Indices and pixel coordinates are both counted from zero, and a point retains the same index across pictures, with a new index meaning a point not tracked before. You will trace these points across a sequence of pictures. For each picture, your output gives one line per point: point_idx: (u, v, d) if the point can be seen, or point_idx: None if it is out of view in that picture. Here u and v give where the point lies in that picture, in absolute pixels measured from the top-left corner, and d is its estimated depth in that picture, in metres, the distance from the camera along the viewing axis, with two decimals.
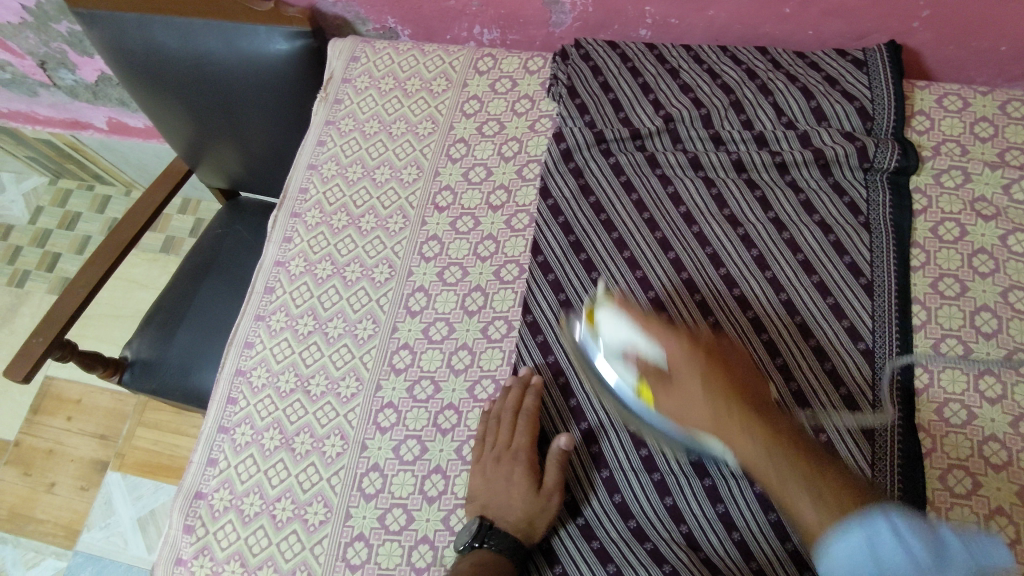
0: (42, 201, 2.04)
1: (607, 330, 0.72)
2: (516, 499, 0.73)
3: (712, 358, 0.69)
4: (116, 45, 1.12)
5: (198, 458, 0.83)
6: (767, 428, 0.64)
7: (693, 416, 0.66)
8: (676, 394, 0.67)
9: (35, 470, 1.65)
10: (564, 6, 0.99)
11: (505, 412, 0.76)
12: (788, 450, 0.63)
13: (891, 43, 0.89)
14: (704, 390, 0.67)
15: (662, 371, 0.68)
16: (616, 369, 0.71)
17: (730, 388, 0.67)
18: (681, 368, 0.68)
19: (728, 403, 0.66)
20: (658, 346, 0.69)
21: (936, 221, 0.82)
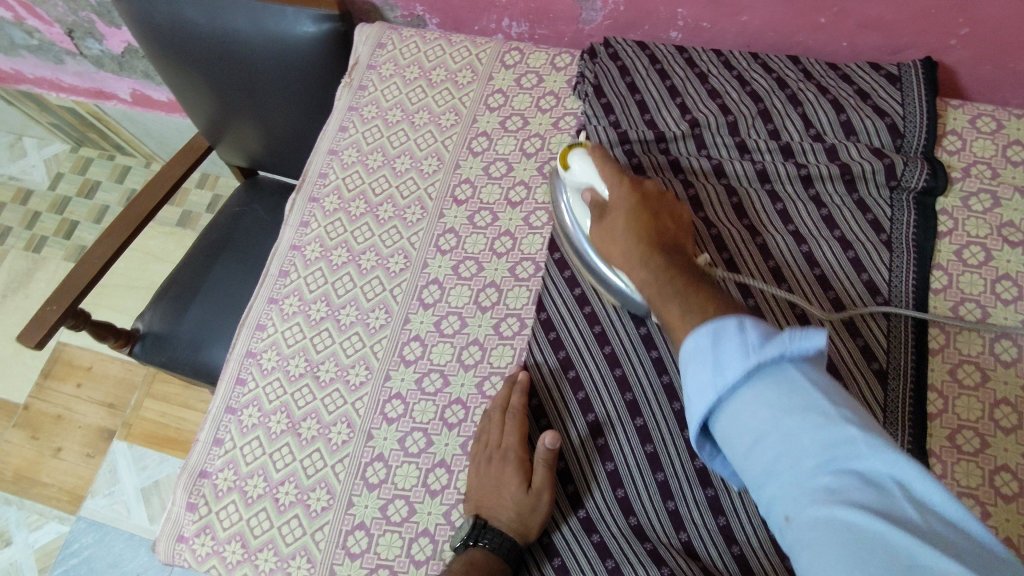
0: (63, 168, 2.05)
1: (577, 173, 0.77)
2: (505, 499, 0.71)
3: (650, 213, 0.71)
4: (144, 18, 1.11)
5: (205, 437, 0.84)
6: (669, 265, 0.65)
7: (620, 257, 0.71)
8: (607, 230, 0.72)
9: (43, 434, 1.67)
10: (595, 3, 0.98)
11: (494, 410, 0.77)
12: (687, 292, 0.61)
13: (927, 60, 0.87)
14: (632, 229, 0.70)
15: (604, 211, 0.74)
16: (582, 209, 0.78)
17: (654, 226, 0.70)
18: (617, 208, 0.72)
19: (648, 254, 0.67)
20: (606, 189, 0.74)
21: (961, 244, 0.81)
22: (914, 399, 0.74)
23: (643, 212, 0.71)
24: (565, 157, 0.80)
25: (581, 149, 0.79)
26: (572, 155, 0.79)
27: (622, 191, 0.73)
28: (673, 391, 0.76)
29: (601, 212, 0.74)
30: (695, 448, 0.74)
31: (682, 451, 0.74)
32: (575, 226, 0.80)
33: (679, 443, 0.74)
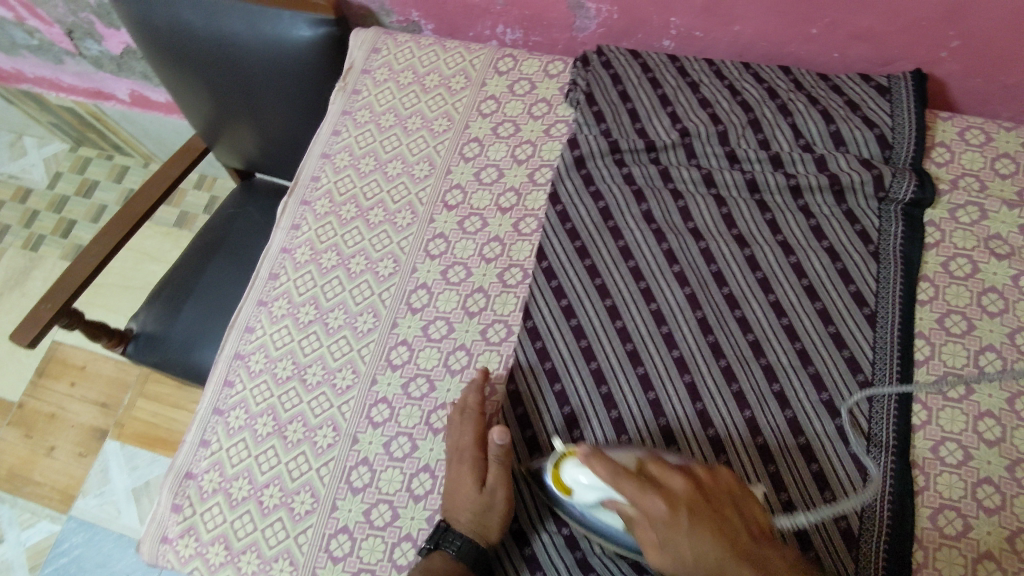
0: (62, 167, 2.06)
1: (580, 493, 0.66)
2: (462, 498, 0.72)
3: (700, 499, 0.61)
4: (141, 20, 1.12)
5: (191, 438, 0.84)
6: (739, 557, 0.59)
7: (693, 565, 0.60)
8: (670, 543, 0.60)
9: (36, 432, 1.67)
10: (589, 11, 0.99)
11: (457, 410, 0.77)
12: (764, 572, 0.59)
13: (917, 72, 0.88)
14: (694, 544, 0.59)
15: (636, 522, 0.62)
16: (593, 503, 0.66)
17: (703, 508, 0.61)
18: (671, 540, 0.60)
19: (715, 555, 0.59)
20: (630, 497, 0.61)
21: (948, 256, 0.81)
22: (897, 416, 0.73)
23: (679, 478, 0.62)
24: (556, 472, 0.69)
25: (570, 458, 0.68)
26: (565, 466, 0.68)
27: (632, 487, 0.61)
28: (659, 407, 0.77)
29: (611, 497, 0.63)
30: None
31: None
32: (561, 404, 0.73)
33: None
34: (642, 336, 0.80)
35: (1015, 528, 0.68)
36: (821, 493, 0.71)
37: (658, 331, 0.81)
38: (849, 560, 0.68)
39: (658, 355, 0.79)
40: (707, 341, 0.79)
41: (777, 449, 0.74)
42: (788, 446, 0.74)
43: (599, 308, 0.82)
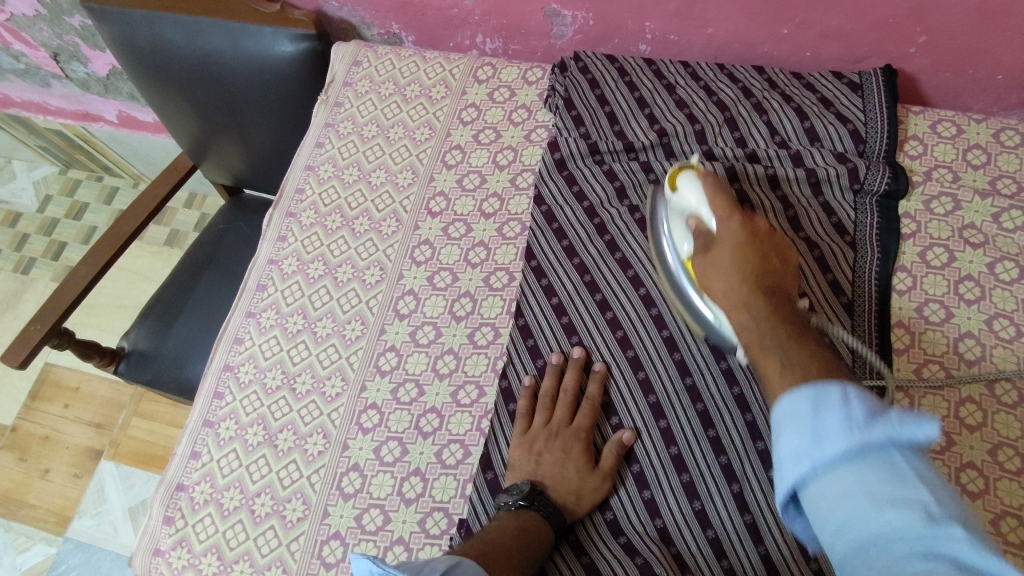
0: (52, 190, 2.06)
1: (681, 196, 0.76)
2: (569, 475, 0.74)
3: (761, 248, 0.67)
4: (126, 40, 1.14)
5: (182, 451, 0.84)
6: (774, 313, 0.62)
7: (721, 289, 0.67)
8: (711, 261, 0.69)
9: (30, 455, 1.67)
10: (565, 18, 1.00)
11: (564, 393, 0.79)
12: (795, 343, 0.57)
13: (887, 68, 0.89)
14: (738, 269, 0.66)
15: (709, 241, 0.70)
16: (681, 239, 0.75)
17: (756, 252, 0.67)
18: (723, 241, 0.69)
19: (742, 295, 0.65)
20: (713, 213, 0.71)
21: (924, 246, 0.82)
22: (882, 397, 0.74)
23: (764, 225, 0.69)
24: (674, 177, 0.78)
25: (690, 171, 0.76)
26: (680, 178, 0.77)
27: (735, 229, 0.68)
28: (649, 386, 0.79)
29: (705, 247, 0.71)
30: (669, 436, 0.76)
31: (656, 441, 0.76)
32: (674, 253, 0.76)
33: (654, 434, 0.77)
34: (632, 322, 0.82)
35: (999, 511, 0.69)
36: None
37: (647, 314, 0.82)
38: None
39: (648, 341, 0.81)
40: None
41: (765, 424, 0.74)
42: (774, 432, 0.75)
43: (589, 302, 0.84)
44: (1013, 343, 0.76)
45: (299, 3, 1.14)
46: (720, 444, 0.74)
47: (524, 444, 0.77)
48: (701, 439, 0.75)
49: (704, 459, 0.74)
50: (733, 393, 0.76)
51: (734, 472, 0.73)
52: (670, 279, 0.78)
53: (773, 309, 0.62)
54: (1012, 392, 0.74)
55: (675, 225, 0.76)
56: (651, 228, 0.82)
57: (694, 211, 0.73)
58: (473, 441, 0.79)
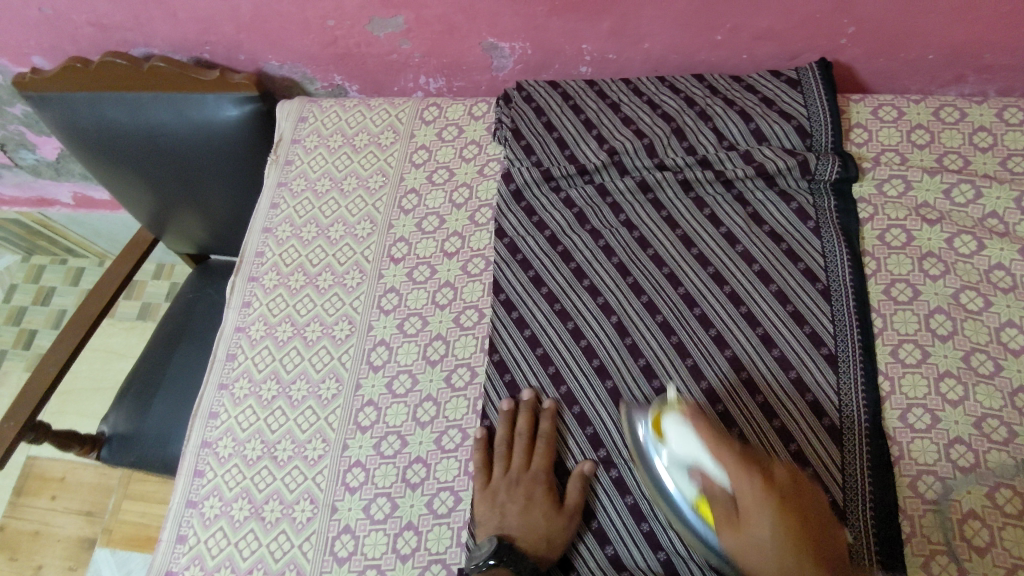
0: (16, 279, 2.02)
1: (674, 444, 0.66)
2: (536, 523, 0.73)
3: (782, 494, 0.60)
4: (69, 123, 1.13)
5: (168, 536, 0.82)
6: (793, 529, 0.59)
7: (741, 545, 0.61)
8: (740, 533, 0.61)
9: (21, 554, 1.61)
10: (504, 50, 1.01)
11: (519, 438, 0.78)
12: (796, 546, 0.58)
13: (821, 61, 0.91)
14: (784, 538, 0.58)
15: (733, 508, 0.62)
16: (677, 473, 0.67)
17: (795, 513, 0.60)
18: (750, 511, 0.60)
19: (790, 557, 0.58)
20: (722, 469, 0.62)
21: (882, 228, 0.83)
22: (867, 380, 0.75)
23: (783, 473, 0.62)
24: (658, 419, 0.70)
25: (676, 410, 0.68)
26: (666, 423, 0.68)
27: (757, 489, 0.60)
28: None
29: (728, 512, 0.62)
30: None
31: None
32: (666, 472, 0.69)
33: None
34: (607, 348, 0.82)
35: (993, 484, 0.69)
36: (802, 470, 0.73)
37: (622, 343, 0.82)
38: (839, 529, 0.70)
39: (624, 366, 0.80)
40: (672, 343, 0.81)
41: (754, 434, 0.75)
42: (761, 426, 0.75)
43: (562, 331, 0.84)
44: (982, 314, 0.77)
45: (239, 67, 1.13)
46: None
47: (485, 497, 0.75)
48: None
49: None
50: (717, 409, 0.77)
51: None
52: (636, 446, 0.74)
53: (805, 521, 0.60)
54: (988, 363, 0.74)
55: (671, 471, 0.68)
56: (626, 407, 0.77)
57: (694, 462, 0.65)
58: (462, 486, 0.78)
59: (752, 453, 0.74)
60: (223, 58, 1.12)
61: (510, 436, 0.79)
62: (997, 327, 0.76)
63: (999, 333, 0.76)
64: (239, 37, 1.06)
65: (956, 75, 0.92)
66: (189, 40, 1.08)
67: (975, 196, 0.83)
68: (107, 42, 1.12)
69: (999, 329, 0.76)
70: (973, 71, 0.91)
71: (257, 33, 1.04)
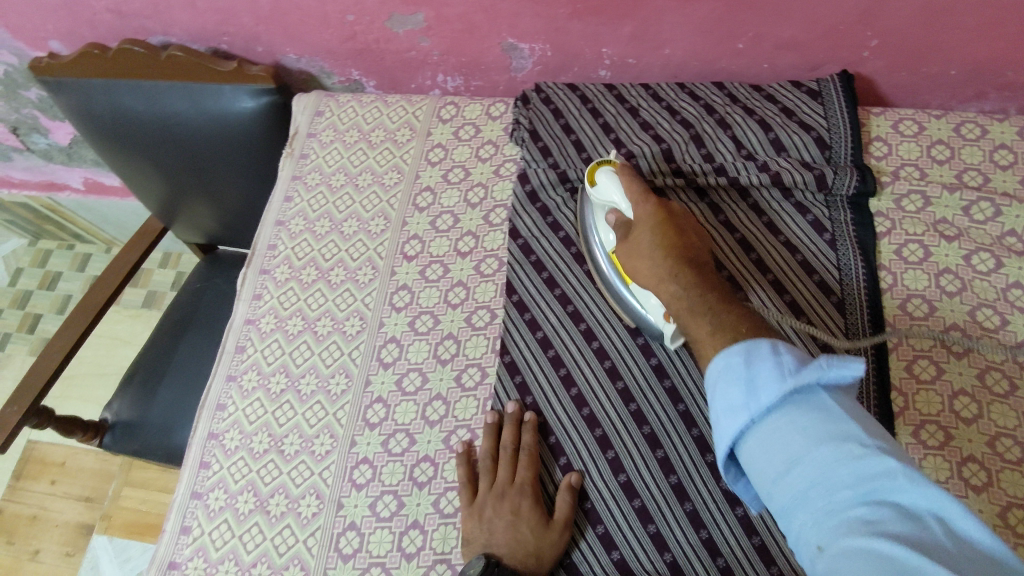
0: (22, 263, 2.02)
1: (603, 190, 0.79)
2: (524, 537, 0.72)
3: (672, 224, 0.73)
4: (84, 108, 1.13)
5: (171, 526, 0.81)
6: (689, 283, 0.67)
7: (646, 276, 0.71)
8: (632, 244, 0.73)
9: (18, 538, 1.61)
10: (523, 51, 1.01)
11: (503, 450, 0.77)
12: (681, 269, 0.68)
13: (844, 73, 0.91)
14: (664, 253, 0.70)
15: (630, 225, 0.75)
16: (607, 231, 0.81)
17: (677, 237, 0.71)
18: (642, 221, 0.73)
19: (674, 276, 0.68)
20: (628, 199, 0.75)
21: (900, 243, 0.83)
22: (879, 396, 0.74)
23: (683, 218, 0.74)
24: (593, 172, 0.81)
25: (609, 166, 0.80)
26: (599, 172, 0.79)
27: (649, 209, 0.74)
28: (642, 417, 0.78)
29: (626, 230, 0.75)
30: (668, 465, 0.75)
31: (655, 473, 0.75)
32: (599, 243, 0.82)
33: (652, 466, 0.75)
34: (619, 352, 0.82)
35: (1005, 504, 0.69)
36: None
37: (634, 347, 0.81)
38: None
39: (636, 371, 0.80)
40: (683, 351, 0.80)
41: None
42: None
43: (574, 334, 0.83)
44: (998, 333, 0.76)
45: (256, 58, 1.13)
46: (720, 468, 0.74)
47: (472, 514, 0.74)
48: (699, 465, 0.74)
49: (705, 486, 0.73)
50: None
51: (737, 494, 0.72)
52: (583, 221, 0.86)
53: (690, 252, 0.70)
54: (1003, 382, 0.74)
55: (599, 216, 0.81)
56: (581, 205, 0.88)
57: (615, 204, 0.77)
58: None
59: None
60: (241, 49, 1.12)
61: (496, 448, 0.78)
62: (1013, 346, 0.75)
63: (1015, 353, 0.75)
64: (258, 29, 1.06)
65: (978, 92, 0.92)
66: (207, 30, 1.08)
67: (994, 213, 0.82)
68: (125, 29, 1.12)
69: (1015, 348, 0.75)
70: (995, 88, 0.91)
71: (276, 25, 1.04)
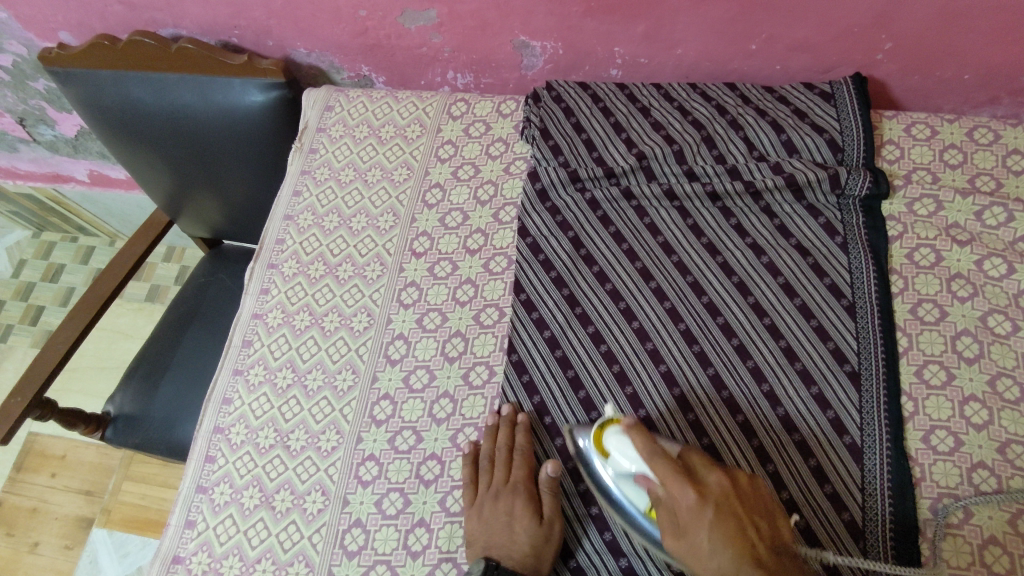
0: (25, 255, 2.02)
1: (619, 460, 0.67)
2: (519, 538, 0.71)
3: (730, 505, 0.61)
4: (93, 100, 1.12)
5: (176, 520, 0.81)
6: (761, 563, 0.58)
7: (708, 571, 0.59)
8: (685, 544, 0.61)
9: (17, 530, 1.61)
10: (535, 49, 1.00)
11: (498, 452, 0.76)
12: (746, 557, 0.58)
13: (857, 75, 0.90)
14: (730, 545, 0.58)
15: (673, 513, 0.62)
16: (630, 486, 0.68)
17: (727, 508, 0.61)
18: (695, 525, 0.60)
19: (745, 568, 0.58)
20: (669, 489, 0.62)
21: (911, 247, 0.82)
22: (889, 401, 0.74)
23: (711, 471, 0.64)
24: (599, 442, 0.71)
25: (615, 425, 0.69)
26: (610, 437, 0.69)
27: (697, 501, 0.61)
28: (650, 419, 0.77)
29: (671, 531, 0.62)
30: None
31: None
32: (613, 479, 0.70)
33: None
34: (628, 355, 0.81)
35: (1015, 511, 0.68)
36: (821, 487, 0.72)
37: (643, 349, 0.81)
38: (856, 548, 0.69)
39: (645, 374, 0.80)
40: (693, 353, 0.80)
41: (774, 448, 0.74)
42: (782, 441, 0.74)
43: (582, 335, 0.83)
44: (1009, 338, 0.76)
45: (266, 52, 1.13)
46: None
47: (474, 514, 0.74)
48: None
49: None
50: (738, 421, 0.76)
51: None
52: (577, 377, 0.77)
53: (741, 511, 0.61)
54: (1014, 388, 0.74)
55: (626, 487, 0.68)
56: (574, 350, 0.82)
57: (639, 472, 0.66)
58: None
59: (772, 466, 0.74)
60: (251, 43, 1.12)
61: (492, 449, 0.77)
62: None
63: None
64: (269, 22, 1.05)
65: (991, 97, 0.92)
66: (218, 23, 1.08)
67: (1006, 219, 0.82)
68: (135, 20, 1.11)
69: None
70: (1008, 93, 0.91)
71: (287, 19, 1.04)
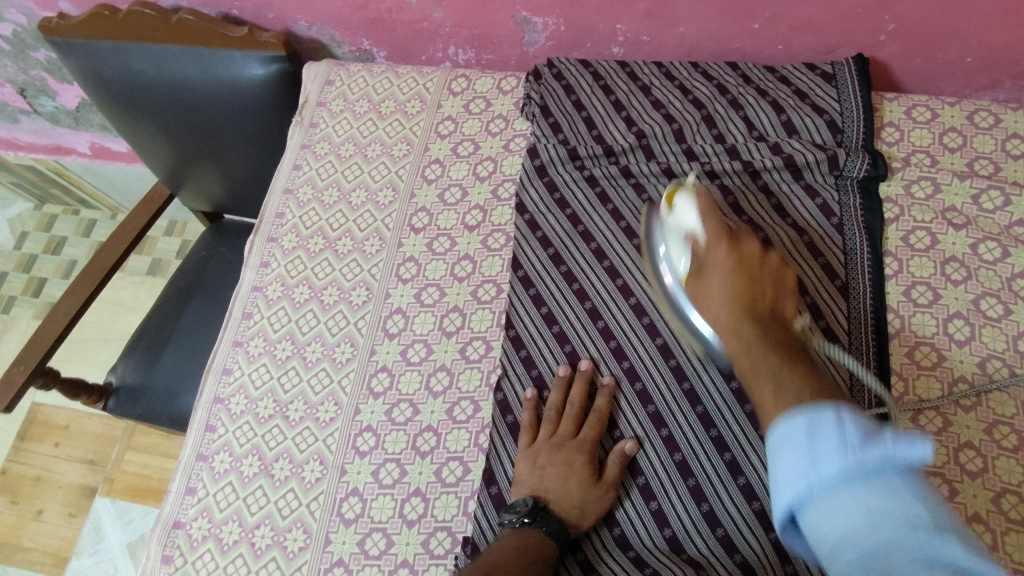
0: (27, 227, 2.03)
1: (679, 216, 0.73)
2: (571, 487, 0.73)
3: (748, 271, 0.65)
4: (94, 71, 1.12)
5: (178, 487, 0.83)
6: (759, 334, 0.60)
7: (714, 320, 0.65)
8: (704, 286, 0.67)
9: (22, 498, 1.63)
10: (536, 25, 1.00)
11: (571, 406, 0.78)
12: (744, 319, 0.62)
13: (859, 57, 0.90)
14: (730, 301, 0.64)
15: (702, 264, 0.69)
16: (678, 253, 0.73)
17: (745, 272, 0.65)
18: (716, 266, 0.67)
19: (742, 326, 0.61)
20: (706, 232, 0.69)
21: (908, 230, 0.83)
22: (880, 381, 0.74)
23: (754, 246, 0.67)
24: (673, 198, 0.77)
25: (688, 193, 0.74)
26: (678, 197, 0.75)
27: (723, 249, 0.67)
28: (646, 396, 0.78)
29: (697, 271, 0.69)
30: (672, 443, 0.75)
31: (660, 449, 0.75)
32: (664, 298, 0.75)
33: (657, 442, 0.76)
34: (625, 331, 0.82)
35: (1000, 489, 0.69)
36: None
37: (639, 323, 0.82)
38: None
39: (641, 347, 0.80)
40: None
41: None
42: None
43: (579, 310, 0.84)
44: (1002, 321, 0.77)
45: (267, 25, 1.12)
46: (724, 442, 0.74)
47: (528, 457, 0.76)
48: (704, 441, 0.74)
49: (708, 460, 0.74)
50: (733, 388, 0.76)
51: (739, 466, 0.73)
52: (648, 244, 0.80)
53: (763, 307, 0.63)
54: (1003, 370, 0.74)
55: (671, 244, 0.74)
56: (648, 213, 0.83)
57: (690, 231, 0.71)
58: (472, 457, 0.78)
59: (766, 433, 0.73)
60: (252, 15, 1.11)
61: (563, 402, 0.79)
62: (1015, 336, 0.76)
63: (1017, 342, 0.76)
64: None
65: (992, 81, 0.92)
66: None
67: (1004, 203, 0.82)
68: None
69: (1017, 338, 0.76)
70: (1010, 78, 0.90)
71: None
